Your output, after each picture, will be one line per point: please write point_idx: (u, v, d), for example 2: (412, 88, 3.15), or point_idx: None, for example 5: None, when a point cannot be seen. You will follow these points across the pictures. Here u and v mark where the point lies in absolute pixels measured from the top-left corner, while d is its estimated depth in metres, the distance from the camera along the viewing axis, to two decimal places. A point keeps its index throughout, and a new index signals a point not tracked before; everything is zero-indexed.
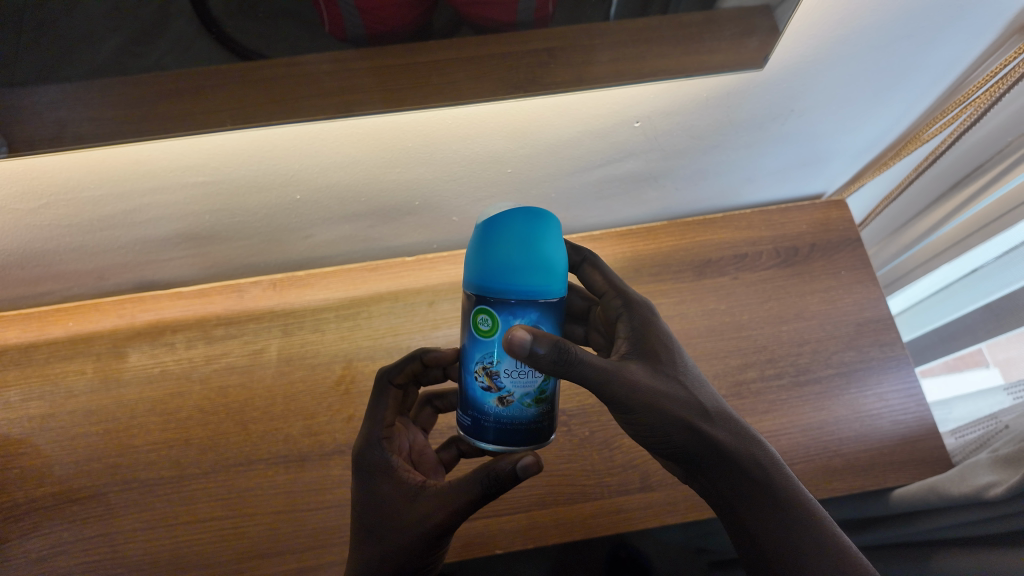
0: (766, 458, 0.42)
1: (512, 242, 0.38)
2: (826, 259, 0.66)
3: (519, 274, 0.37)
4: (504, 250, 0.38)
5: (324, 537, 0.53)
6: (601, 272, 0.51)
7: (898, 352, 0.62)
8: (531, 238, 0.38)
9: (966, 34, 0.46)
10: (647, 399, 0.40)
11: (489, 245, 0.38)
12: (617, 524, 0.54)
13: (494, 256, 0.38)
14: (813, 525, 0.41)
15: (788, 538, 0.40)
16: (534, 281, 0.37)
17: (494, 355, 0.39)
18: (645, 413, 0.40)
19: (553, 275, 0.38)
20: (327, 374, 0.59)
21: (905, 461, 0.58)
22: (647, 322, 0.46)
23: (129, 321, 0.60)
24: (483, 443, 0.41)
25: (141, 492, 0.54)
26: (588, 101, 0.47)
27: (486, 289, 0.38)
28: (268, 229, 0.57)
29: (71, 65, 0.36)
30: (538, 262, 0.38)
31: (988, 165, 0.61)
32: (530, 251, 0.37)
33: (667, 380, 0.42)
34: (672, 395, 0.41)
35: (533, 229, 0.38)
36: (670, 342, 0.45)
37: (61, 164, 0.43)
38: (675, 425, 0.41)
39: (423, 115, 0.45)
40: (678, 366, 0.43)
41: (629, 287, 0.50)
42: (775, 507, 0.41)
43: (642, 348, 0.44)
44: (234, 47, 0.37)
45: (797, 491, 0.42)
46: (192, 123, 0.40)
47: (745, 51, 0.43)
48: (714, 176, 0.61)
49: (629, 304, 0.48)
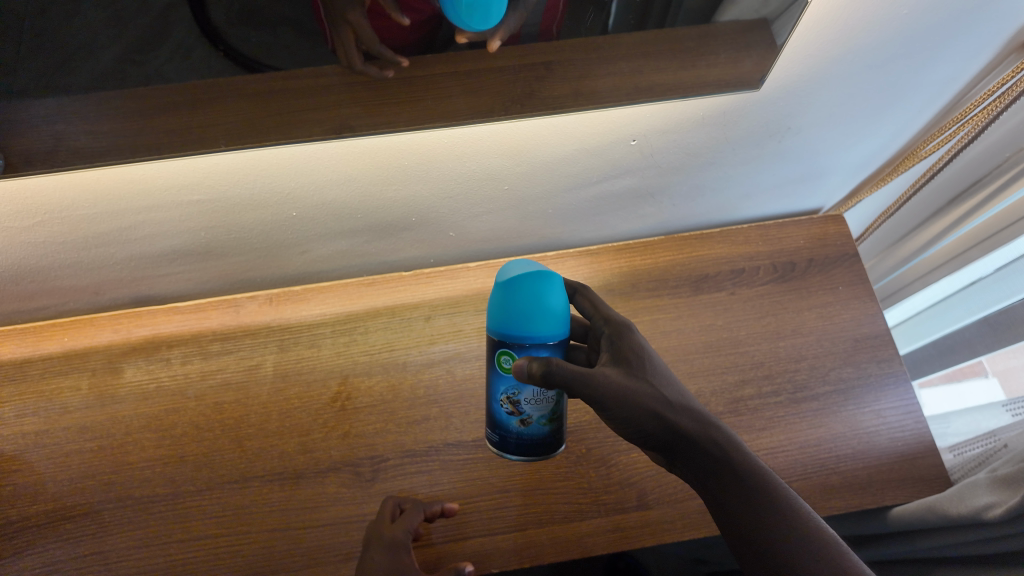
0: (732, 445, 0.41)
1: (518, 297, 0.41)
2: (823, 274, 0.66)
3: (528, 324, 0.41)
4: (512, 302, 0.41)
5: (317, 556, 0.52)
6: (591, 301, 0.50)
7: (895, 368, 0.62)
8: (533, 291, 0.41)
9: (964, 49, 0.46)
10: (617, 393, 0.42)
11: (499, 296, 0.42)
12: (613, 544, 0.53)
13: (505, 310, 0.41)
14: (804, 524, 0.38)
15: (775, 537, 0.38)
16: (537, 327, 0.41)
17: (516, 387, 0.43)
18: (618, 405, 0.42)
19: (557, 321, 0.41)
20: (323, 391, 0.59)
21: (905, 479, 0.57)
22: (623, 334, 0.46)
23: (125, 337, 0.60)
24: (508, 454, 0.46)
25: (134, 510, 0.53)
26: (584, 121, 0.47)
27: (502, 334, 0.42)
28: (266, 246, 0.58)
29: (65, 78, 0.36)
30: (544, 311, 0.41)
31: (986, 179, 0.61)
32: (534, 304, 0.41)
33: (639, 378, 0.43)
34: (642, 389, 0.42)
35: (533, 283, 0.41)
36: (643, 347, 0.45)
37: (56, 184, 0.43)
38: (645, 415, 0.42)
39: (418, 135, 0.46)
40: (649, 365, 0.44)
41: (607, 307, 0.49)
42: (756, 503, 0.39)
43: (618, 355, 0.45)
44: (228, 51, 0.37)
45: (785, 492, 0.40)
46: (188, 141, 0.41)
47: (743, 69, 0.44)
48: (711, 192, 0.61)
49: (614, 325, 0.47)
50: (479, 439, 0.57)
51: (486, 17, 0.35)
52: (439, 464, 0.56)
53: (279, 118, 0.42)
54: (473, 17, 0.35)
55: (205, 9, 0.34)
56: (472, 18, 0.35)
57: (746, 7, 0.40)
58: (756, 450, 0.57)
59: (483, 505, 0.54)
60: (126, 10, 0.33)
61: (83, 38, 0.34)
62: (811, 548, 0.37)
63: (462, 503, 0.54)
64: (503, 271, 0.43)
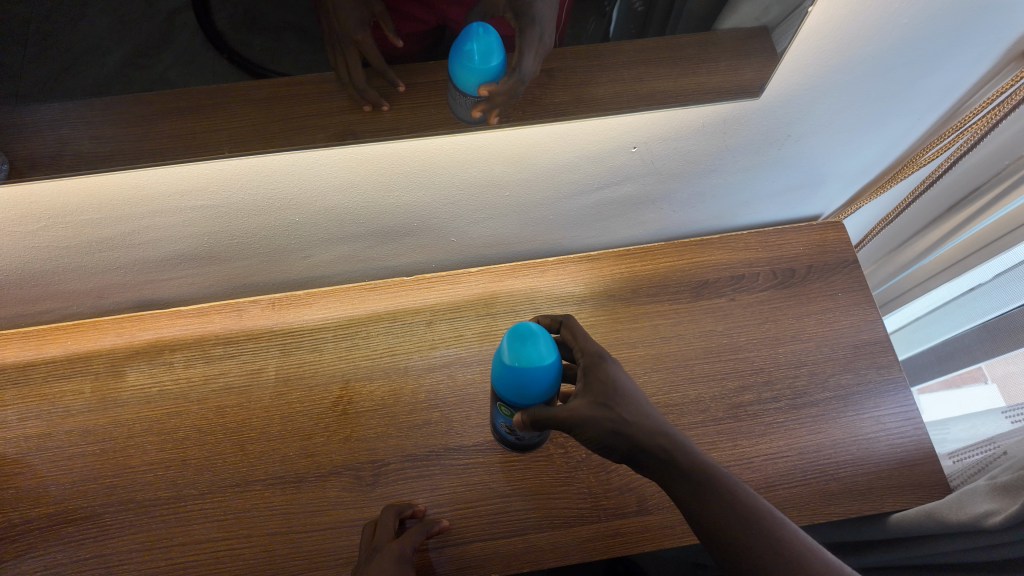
0: (689, 454, 0.41)
1: (524, 378, 0.41)
2: (823, 281, 0.66)
3: (531, 391, 0.42)
4: (519, 382, 0.42)
5: (318, 560, 0.52)
6: (572, 330, 0.49)
7: (895, 374, 0.62)
8: (535, 370, 0.41)
9: (964, 57, 0.46)
10: (574, 422, 0.42)
11: (504, 371, 0.42)
12: (613, 548, 0.54)
13: (512, 385, 0.42)
14: (767, 524, 0.38)
15: (735, 542, 0.38)
16: (535, 390, 0.42)
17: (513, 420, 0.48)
18: (579, 428, 0.43)
19: (555, 378, 0.42)
20: (325, 395, 0.59)
21: (903, 485, 0.57)
22: (596, 367, 0.45)
23: (128, 340, 0.60)
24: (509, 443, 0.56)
25: (135, 515, 0.53)
26: (586, 129, 0.48)
27: (509, 398, 0.43)
28: (270, 250, 0.58)
29: (70, 85, 0.36)
30: (546, 379, 0.42)
31: (984, 187, 0.62)
32: (537, 378, 0.41)
33: (600, 407, 0.43)
34: (600, 419, 0.43)
35: (532, 374, 0.41)
36: (617, 380, 0.44)
37: (61, 190, 0.44)
38: (602, 433, 0.43)
39: (420, 143, 0.46)
40: (612, 390, 0.44)
41: (586, 334, 0.48)
42: (711, 508, 0.39)
43: (587, 386, 0.45)
44: (232, 56, 0.37)
45: (745, 492, 0.40)
46: (194, 145, 0.42)
47: (743, 78, 0.45)
48: (711, 199, 0.62)
49: (589, 356, 0.46)
50: (480, 443, 0.57)
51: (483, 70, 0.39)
52: (441, 468, 0.56)
53: (285, 121, 0.43)
54: (470, 68, 0.39)
55: (209, 14, 0.35)
56: (469, 71, 0.39)
57: (747, 15, 0.42)
58: (755, 456, 0.57)
59: (484, 510, 0.54)
60: (132, 14, 0.34)
61: (90, 42, 0.35)
62: (777, 556, 0.37)
63: (462, 508, 0.54)
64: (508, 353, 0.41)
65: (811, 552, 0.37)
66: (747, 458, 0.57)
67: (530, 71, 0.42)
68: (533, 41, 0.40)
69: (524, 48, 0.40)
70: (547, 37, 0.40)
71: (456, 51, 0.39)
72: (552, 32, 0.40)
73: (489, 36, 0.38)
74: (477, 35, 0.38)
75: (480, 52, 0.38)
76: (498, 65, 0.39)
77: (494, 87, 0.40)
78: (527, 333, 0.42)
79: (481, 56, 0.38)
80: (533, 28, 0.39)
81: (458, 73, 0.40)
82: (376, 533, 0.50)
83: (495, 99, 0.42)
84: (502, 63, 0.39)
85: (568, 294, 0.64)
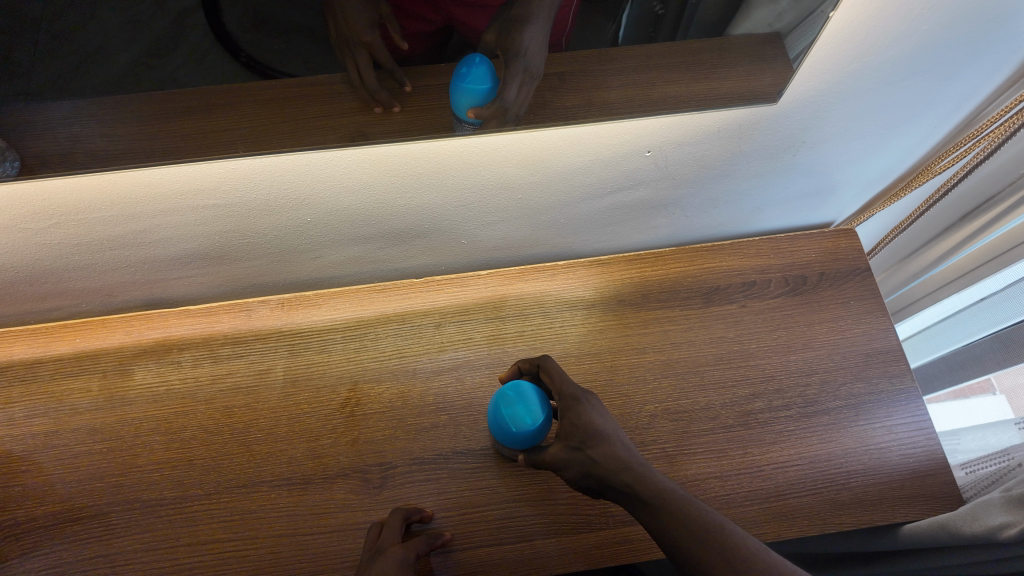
0: (651, 483, 0.42)
1: (516, 424, 0.48)
2: (835, 288, 0.66)
3: (524, 435, 0.48)
4: (512, 426, 0.48)
5: (323, 563, 0.52)
6: (550, 374, 0.51)
7: (907, 384, 0.61)
8: (524, 416, 0.48)
9: (984, 66, 0.46)
10: (555, 464, 0.47)
11: (500, 417, 0.49)
12: (622, 556, 0.53)
13: (507, 429, 0.48)
14: (730, 536, 0.39)
15: (692, 556, 0.39)
16: (527, 434, 0.48)
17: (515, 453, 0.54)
18: (563, 468, 0.46)
19: (543, 425, 0.48)
20: (333, 396, 0.58)
21: (915, 496, 0.57)
22: (571, 409, 0.47)
23: (136, 339, 0.60)
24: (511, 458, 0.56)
25: (141, 514, 0.53)
26: (600, 133, 0.47)
27: (508, 441, 0.50)
28: (281, 250, 0.58)
29: (83, 83, 0.36)
30: (536, 425, 0.48)
31: (999, 197, 0.61)
32: (527, 424, 0.48)
33: (573, 450, 0.46)
34: (574, 462, 0.45)
35: (525, 434, 0.48)
36: (589, 421, 0.46)
37: (74, 187, 0.43)
38: (580, 475, 0.45)
39: (434, 144, 0.46)
40: (584, 432, 0.46)
41: (563, 375, 0.50)
42: (673, 528, 0.40)
43: (564, 429, 0.47)
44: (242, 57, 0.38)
45: (697, 508, 0.40)
46: (206, 145, 0.42)
47: (758, 84, 0.45)
48: (725, 204, 0.61)
49: (565, 400, 0.48)
50: (488, 447, 0.57)
51: (474, 91, 0.42)
52: (447, 472, 0.56)
53: (297, 121, 0.43)
54: (464, 88, 0.42)
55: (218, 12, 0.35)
56: (463, 90, 0.42)
57: (759, 21, 0.42)
58: (764, 464, 0.57)
59: (490, 514, 0.54)
60: (141, 14, 0.35)
61: (103, 41, 0.35)
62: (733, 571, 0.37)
63: (468, 512, 0.54)
64: (505, 402, 0.48)
65: (758, 555, 0.38)
66: (758, 466, 0.57)
67: (519, 103, 0.44)
68: (518, 71, 0.43)
69: (510, 78, 0.43)
70: (534, 67, 0.43)
71: (453, 73, 0.42)
72: (542, 57, 0.43)
73: (484, 63, 0.42)
74: (474, 63, 0.42)
75: (475, 76, 0.41)
76: (488, 88, 0.42)
77: (481, 110, 0.43)
78: (519, 397, 0.48)
79: (475, 78, 0.41)
80: (518, 60, 0.43)
81: (453, 94, 0.43)
82: (379, 536, 0.50)
83: (485, 123, 0.44)
84: (490, 87, 0.42)
85: (579, 298, 0.64)
